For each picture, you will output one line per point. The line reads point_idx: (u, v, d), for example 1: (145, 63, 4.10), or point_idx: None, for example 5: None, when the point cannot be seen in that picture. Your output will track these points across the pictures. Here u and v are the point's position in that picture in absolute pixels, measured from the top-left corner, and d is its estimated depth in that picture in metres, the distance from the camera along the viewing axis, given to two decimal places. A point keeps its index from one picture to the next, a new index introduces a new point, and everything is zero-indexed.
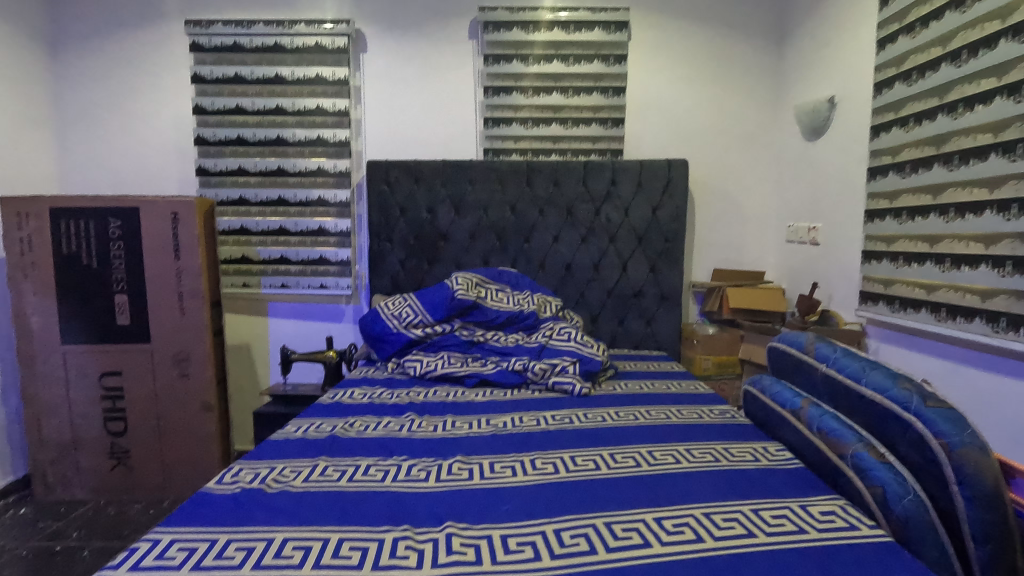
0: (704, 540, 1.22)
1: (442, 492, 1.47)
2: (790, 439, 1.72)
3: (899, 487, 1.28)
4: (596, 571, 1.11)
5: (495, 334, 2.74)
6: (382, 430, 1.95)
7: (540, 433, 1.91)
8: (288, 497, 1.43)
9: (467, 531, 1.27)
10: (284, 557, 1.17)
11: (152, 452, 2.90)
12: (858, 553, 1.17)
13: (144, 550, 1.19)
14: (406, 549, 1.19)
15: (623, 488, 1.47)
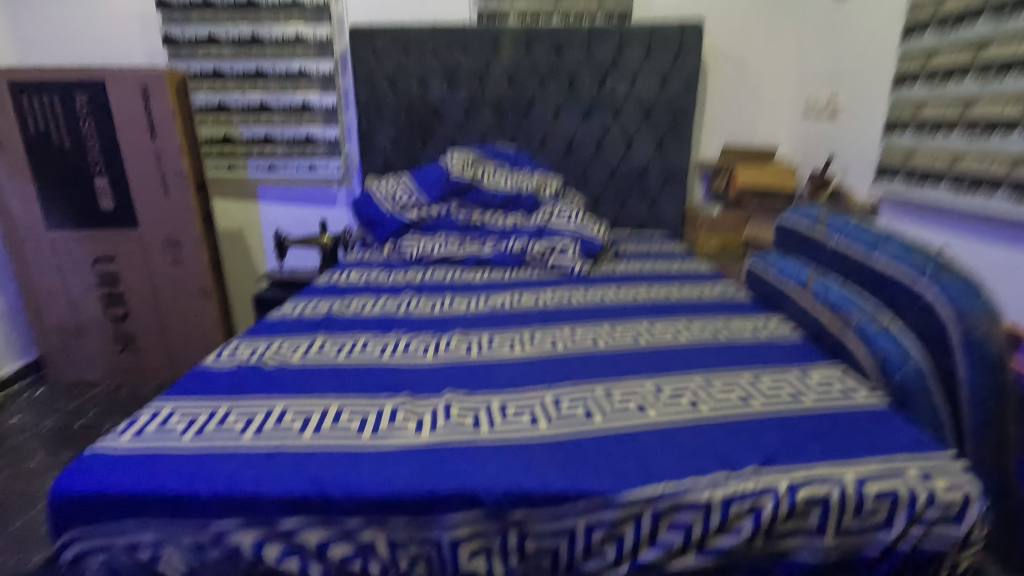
0: (701, 405, 1.22)
1: (441, 365, 1.47)
2: (794, 314, 1.70)
3: (900, 355, 1.26)
4: (593, 434, 1.12)
5: (494, 215, 2.62)
6: (380, 309, 1.93)
7: (539, 311, 1.89)
8: (287, 372, 1.43)
9: (466, 400, 1.27)
10: (284, 425, 1.18)
11: (157, 336, 2.93)
12: (854, 415, 1.17)
13: (146, 420, 1.20)
14: (404, 416, 1.20)
15: (620, 361, 1.47)
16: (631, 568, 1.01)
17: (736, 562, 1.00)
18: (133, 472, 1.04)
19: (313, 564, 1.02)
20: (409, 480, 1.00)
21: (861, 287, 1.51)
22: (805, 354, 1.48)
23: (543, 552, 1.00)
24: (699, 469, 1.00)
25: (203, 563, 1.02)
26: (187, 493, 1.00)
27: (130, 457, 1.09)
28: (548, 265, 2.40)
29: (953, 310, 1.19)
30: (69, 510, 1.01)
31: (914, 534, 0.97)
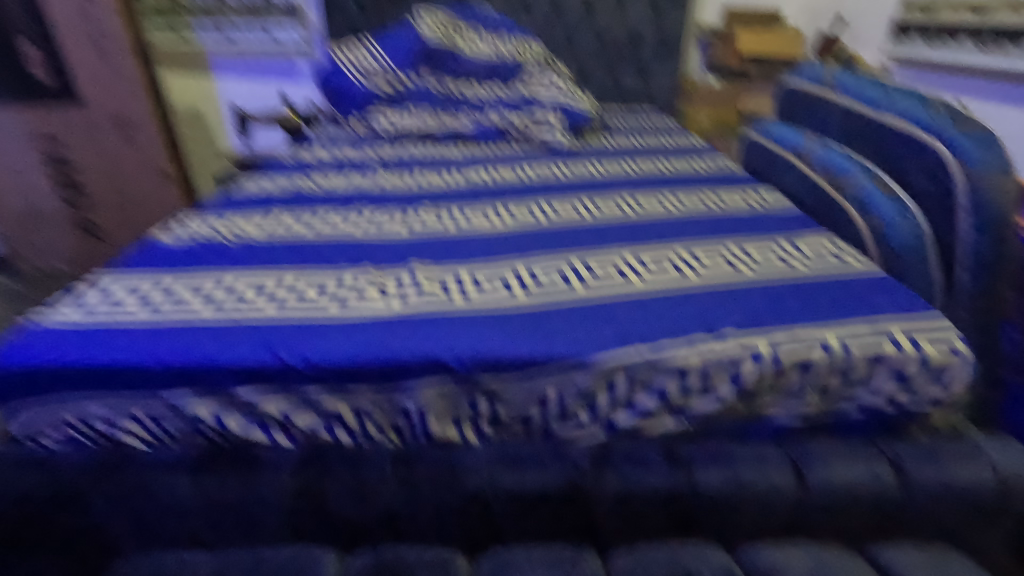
0: (686, 273, 1.15)
1: (410, 239, 1.38)
2: (785, 182, 1.59)
3: (900, 219, 1.19)
4: (570, 302, 1.05)
5: (470, 85, 2.34)
6: (347, 186, 1.80)
7: (518, 187, 1.77)
8: (245, 247, 1.33)
9: (436, 269, 1.20)
10: (241, 299, 1.10)
11: (120, 223, 2.75)
12: (844, 281, 1.11)
13: (89, 296, 1.10)
14: (370, 288, 1.12)
15: (601, 232, 1.38)
16: (607, 432, 0.97)
17: (714, 424, 0.97)
18: (73, 344, 0.95)
19: (278, 434, 0.97)
20: (373, 349, 0.94)
21: (865, 151, 1.40)
22: (797, 219, 1.40)
23: (515, 419, 0.97)
24: (679, 331, 0.95)
25: (164, 434, 0.96)
26: (135, 363, 0.92)
27: (71, 329, 0.99)
28: (531, 138, 2.24)
29: (962, 168, 1.11)
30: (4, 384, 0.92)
31: (898, 391, 0.94)
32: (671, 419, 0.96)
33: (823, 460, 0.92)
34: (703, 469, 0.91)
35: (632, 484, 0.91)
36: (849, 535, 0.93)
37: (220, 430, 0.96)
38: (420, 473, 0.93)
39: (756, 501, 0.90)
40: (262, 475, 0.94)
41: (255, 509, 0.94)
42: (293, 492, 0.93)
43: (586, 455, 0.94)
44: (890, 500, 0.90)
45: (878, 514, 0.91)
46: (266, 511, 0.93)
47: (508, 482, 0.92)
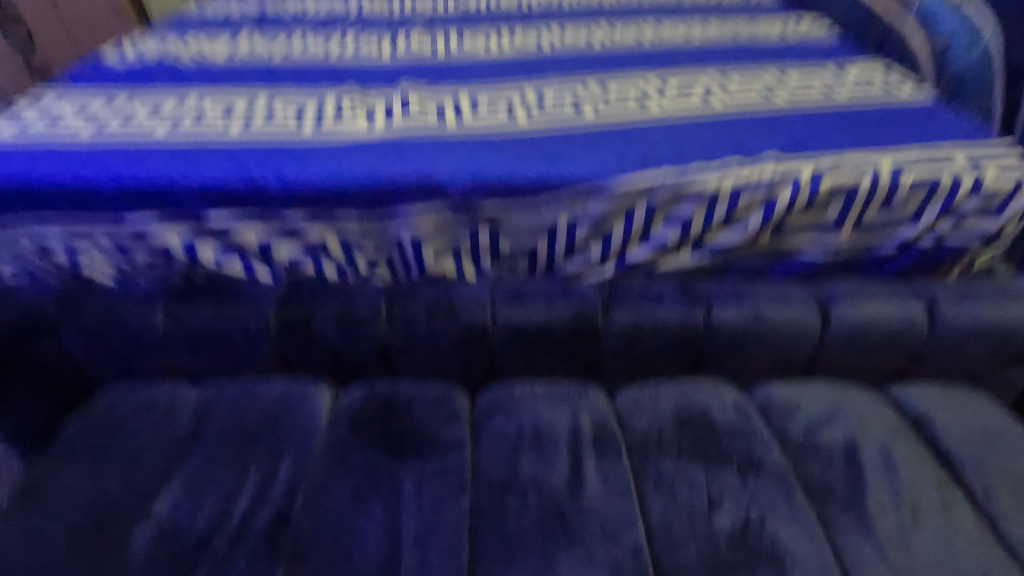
0: (715, 98, 1.01)
1: (398, 64, 1.20)
2: (829, 7, 1.38)
3: (968, 36, 1.02)
4: (584, 126, 0.93)
5: None
6: (324, 11, 1.55)
7: (521, 14, 1.53)
8: (206, 69, 1.15)
9: (428, 91, 1.05)
10: (207, 120, 0.96)
11: None
12: (894, 108, 0.97)
13: (30, 117, 0.95)
14: (353, 110, 0.98)
15: (618, 58, 1.21)
16: (617, 269, 0.91)
17: (736, 260, 0.90)
18: (19, 164, 0.83)
19: (259, 266, 0.89)
20: (360, 172, 0.83)
21: None
22: (844, 47, 1.22)
23: (519, 254, 0.90)
24: (707, 156, 0.84)
25: (132, 266, 0.88)
26: (88, 184, 0.81)
27: (12, 148, 0.87)
28: None
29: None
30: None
31: (944, 225, 0.85)
32: (689, 254, 0.88)
33: (852, 299, 0.85)
34: (721, 306, 0.85)
35: (645, 318, 0.86)
36: (867, 374, 0.90)
37: (193, 262, 0.88)
38: (416, 307, 0.87)
39: (778, 338, 0.86)
40: (242, 305, 0.86)
41: (239, 336, 0.86)
42: (279, 323, 0.86)
43: (596, 293, 0.88)
44: (916, 338, 0.86)
45: (901, 353, 0.87)
46: (251, 342, 0.87)
47: (511, 317, 0.87)
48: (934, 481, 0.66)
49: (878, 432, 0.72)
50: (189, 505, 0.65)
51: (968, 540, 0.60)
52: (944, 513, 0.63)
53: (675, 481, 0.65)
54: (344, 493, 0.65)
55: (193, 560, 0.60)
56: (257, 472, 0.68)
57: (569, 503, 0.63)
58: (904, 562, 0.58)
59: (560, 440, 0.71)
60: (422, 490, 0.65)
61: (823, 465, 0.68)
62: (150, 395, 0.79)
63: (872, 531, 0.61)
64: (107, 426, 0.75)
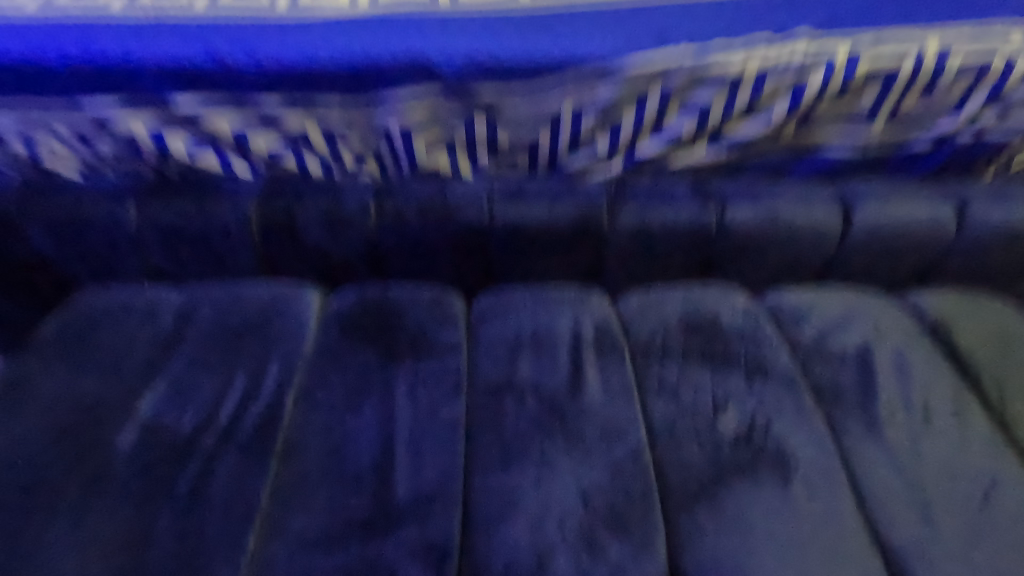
0: None
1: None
2: None
3: None
4: None
5: None
6: None
7: None
8: None
9: None
10: None
11: None
12: None
13: None
14: None
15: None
16: (625, 165, 0.85)
17: (754, 156, 0.84)
18: None
19: (235, 159, 0.83)
20: (338, 48, 0.74)
21: None
22: None
23: (519, 148, 0.82)
24: (730, 32, 0.75)
25: (98, 157, 0.82)
26: (31, 61, 0.72)
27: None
28: None
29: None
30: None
31: (986, 117, 0.79)
32: (704, 149, 0.83)
33: (877, 198, 0.82)
34: (736, 205, 0.83)
35: (651, 219, 0.84)
36: (885, 281, 0.88)
37: (162, 154, 0.81)
38: (408, 205, 0.83)
39: (795, 239, 0.84)
40: (219, 201, 0.82)
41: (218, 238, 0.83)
42: (261, 222, 0.83)
43: (601, 191, 0.84)
44: (940, 242, 0.83)
45: (923, 256, 0.85)
46: (232, 243, 0.84)
47: (509, 215, 0.83)
48: (947, 388, 0.63)
49: (891, 340, 0.68)
50: (176, 404, 0.61)
51: (982, 443, 0.57)
52: (957, 418, 0.59)
53: (679, 385, 0.62)
54: (334, 397, 0.60)
55: (183, 456, 0.55)
56: (245, 371, 0.64)
57: (568, 405, 0.59)
58: (914, 461, 0.54)
59: (561, 344, 0.67)
60: (417, 390, 0.61)
61: (833, 371, 0.64)
62: (130, 296, 0.74)
63: (881, 434, 0.57)
64: (85, 327, 0.70)
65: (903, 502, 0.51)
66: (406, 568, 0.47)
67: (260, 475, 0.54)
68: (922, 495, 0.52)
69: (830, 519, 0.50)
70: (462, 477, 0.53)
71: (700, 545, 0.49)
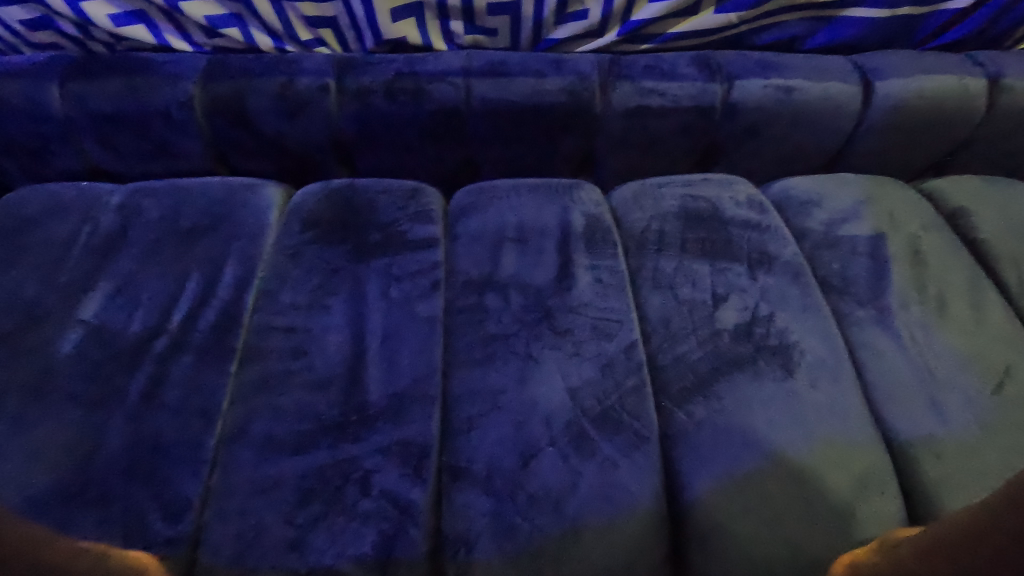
0: None
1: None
2: None
3: None
4: None
5: None
6: None
7: None
8: None
9: None
10: None
11: None
12: None
13: None
14: None
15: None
16: (620, 35, 0.79)
17: (765, 23, 0.79)
18: None
19: (172, 36, 0.78)
20: None
21: None
22: None
23: (498, 12, 0.76)
24: None
25: (9, 30, 0.76)
26: None
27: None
28: None
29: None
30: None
31: None
32: (712, 15, 0.77)
33: (901, 73, 0.77)
34: (746, 80, 0.77)
35: (650, 95, 0.77)
36: (904, 171, 0.86)
37: (83, 27, 0.76)
38: (374, 82, 0.76)
39: (809, 117, 0.79)
40: (155, 82, 0.75)
41: (156, 122, 0.77)
42: (206, 103, 0.76)
43: (592, 66, 0.77)
44: (971, 122, 0.80)
45: (948, 142, 0.82)
46: (175, 130, 0.77)
47: (488, 93, 0.76)
48: (963, 275, 0.58)
49: (906, 230, 0.62)
50: (123, 307, 0.54)
51: (996, 331, 0.53)
52: (973, 307, 0.55)
53: (676, 278, 0.57)
54: (298, 296, 0.54)
55: (136, 357, 0.49)
56: (203, 270, 0.57)
57: (556, 301, 0.54)
58: (924, 351, 0.51)
59: (547, 238, 0.61)
60: (390, 288, 0.55)
61: (842, 261, 0.59)
62: (64, 189, 0.64)
63: (891, 323, 0.53)
64: (18, 225, 0.61)
65: (912, 391, 0.48)
66: (384, 471, 0.42)
67: (219, 378, 0.48)
68: (932, 384, 0.49)
69: (835, 408, 0.47)
70: (441, 373, 0.48)
71: (696, 436, 0.45)
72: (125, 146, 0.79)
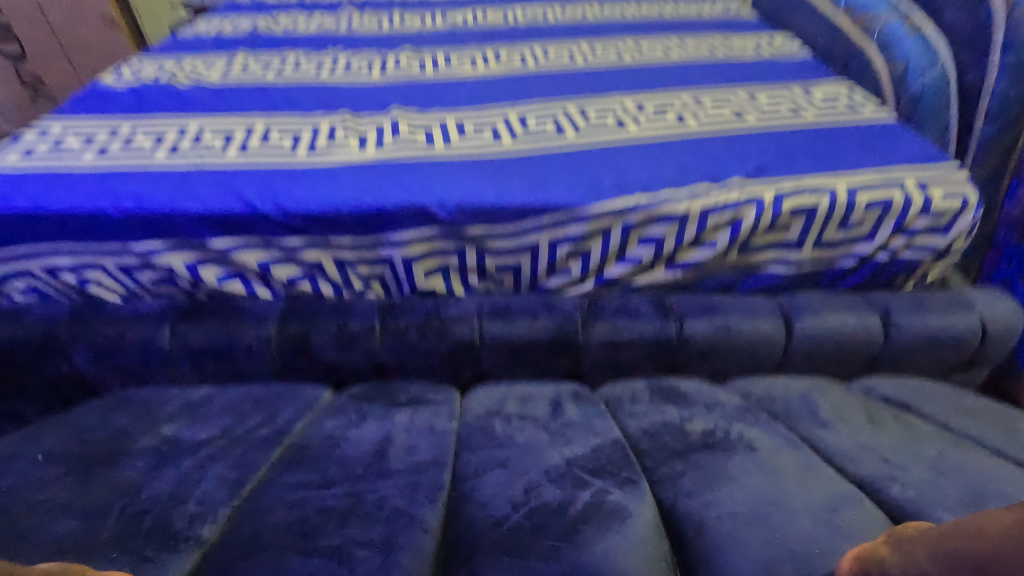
0: (688, 122, 1.19)
1: (386, 83, 1.38)
2: (803, 29, 1.63)
3: (925, 61, 1.22)
4: (564, 147, 1.11)
5: None
6: (316, 27, 1.74)
7: (510, 27, 1.73)
8: (200, 90, 1.34)
9: (417, 117, 1.22)
10: (204, 144, 1.12)
11: (48, 41, 2.26)
12: (841, 130, 1.16)
13: (33, 140, 1.13)
14: (346, 134, 1.15)
15: (596, 80, 1.37)
16: (596, 284, 1.09)
17: (707, 275, 1.09)
18: (26, 189, 1.00)
19: (257, 286, 1.08)
20: (350, 198, 0.99)
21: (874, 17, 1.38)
22: (811, 65, 1.43)
23: (505, 270, 1.07)
24: (681, 182, 1.02)
25: (136, 284, 1.06)
26: (98, 212, 0.98)
27: (21, 175, 1.03)
28: None
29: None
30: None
31: (891, 239, 1.05)
32: (664, 272, 1.08)
33: (814, 312, 1.02)
34: (693, 320, 1.01)
35: (621, 331, 1.01)
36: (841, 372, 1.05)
37: (195, 283, 1.07)
38: (409, 323, 1.02)
39: (747, 346, 1.01)
40: (244, 326, 1.02)
41: (240, 354, 1.02)
42: (279, 340, 1.02)
43: (576, 307, 1.04)
44: (874, 347, 1.02)
45: (862, 360, 1.03)
46: (253, 357, 1.02)
47: (497, 330, 1.02)
48: (887, 411, 0.70)
49: (833, 390, 0.76)
50: (195, 429, 0.66)
51: (922, 437, 0.63)
52: (898, 425, 0.66)
53: (652, 415, 0.68)
54: (338, 427, 0.66)
55: (190, 447, 0.63)
56: (261, 417, 0.69)
57: (557, 431, 0.65)
58: (868, 436, 0.64)
59: (544, 398, 0.74)
60: (416, 420, 0.67)
61: (786, 405, 0.72)
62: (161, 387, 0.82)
63: (831, 430, 0.64)
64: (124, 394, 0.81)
65: (868, 455, 0.60)
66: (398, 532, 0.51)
67: (261, 456, 0.61)
68: (879, 450, 0.61)
69: (801, 460, 0.59)
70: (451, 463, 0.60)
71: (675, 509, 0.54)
72: (212, 369, 1.03)
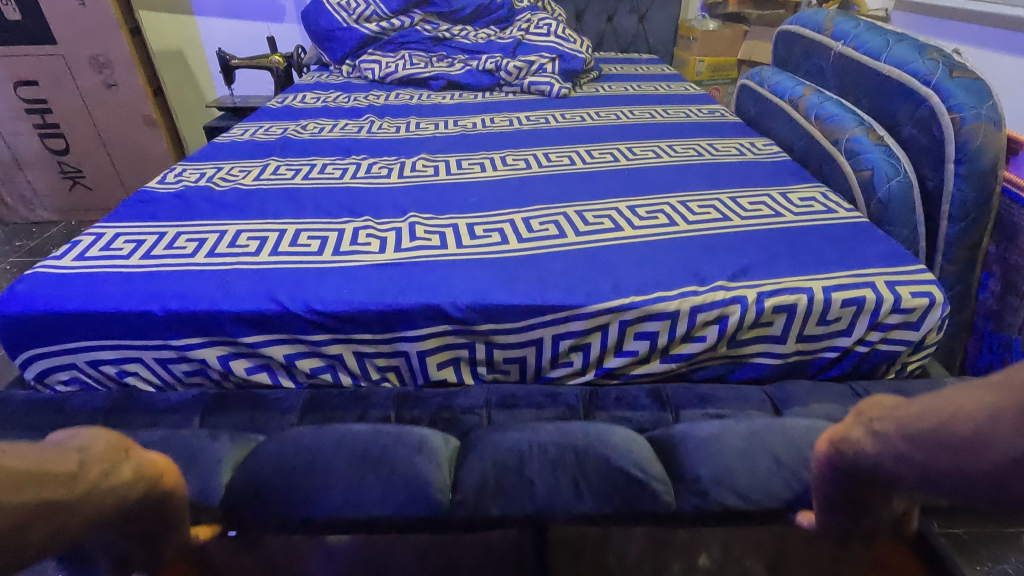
0: (677, 224, 1.32)
1: (404, 185, 1.56)
2: (779, 134, 1.79)
3: (888, 171, 1.33)
4: (562, 248, 1.24)
5: (463, 31, 2.54)
6: (342, 134, 1.94)
7: (514, 132, 1.93)
8: (237, 195, 1.50)
9: (432, 222, 1.36)
10: (240, 247, 1.26)
11: (98, 145, 2.56)
12: (814, 230, 1.29)
13: (88, 243, 1.27)
14: (367, 237, 1.28)
15: (594, 185, 1.52)
16: (596, 374, 1.18)
17: (698, 365, 1.18)
18: (78, 288, 1.12)
19: (282, 377, 1.19)
20: (370, 298, 1.09)
21: (837, 125, 1.51)
22: (787, 169, 1.59)
23: (512, 361, 1.16)
24: (671, 284, 1.12)
25: (171, 374, 1.17)
26: (141, 312, 1.08)
27: (76, 275, 1.16)
28: (521, 85, 2.35)
29: (954, 117, 1.23)
30: (12, 331, 1.09)
31: (869, 332, 1.13)
32: (659, 362, 1.17)
33: (802, 402, 1.08)
34: (687, 410, 1.08)
35: (621, 420, 1.08)
36: None
37: (224, 373, 1.17)
38: (422, 413, 1.10)
39: None
40: (269, 417, 1.09)
41: None
42: None
43: (577, 398, 1.12)
44: None
45: None
46: None
47: (504, 420, 1.09)
48: None
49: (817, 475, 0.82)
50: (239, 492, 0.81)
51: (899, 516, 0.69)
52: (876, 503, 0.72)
53: None
54: None
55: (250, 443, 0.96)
56: None
57: None
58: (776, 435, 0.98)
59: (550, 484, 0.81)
60: None
61: None
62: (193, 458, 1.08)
63: None
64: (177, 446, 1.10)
65: None
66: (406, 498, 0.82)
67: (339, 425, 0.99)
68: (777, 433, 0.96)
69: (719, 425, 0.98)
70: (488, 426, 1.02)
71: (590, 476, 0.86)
72: None
